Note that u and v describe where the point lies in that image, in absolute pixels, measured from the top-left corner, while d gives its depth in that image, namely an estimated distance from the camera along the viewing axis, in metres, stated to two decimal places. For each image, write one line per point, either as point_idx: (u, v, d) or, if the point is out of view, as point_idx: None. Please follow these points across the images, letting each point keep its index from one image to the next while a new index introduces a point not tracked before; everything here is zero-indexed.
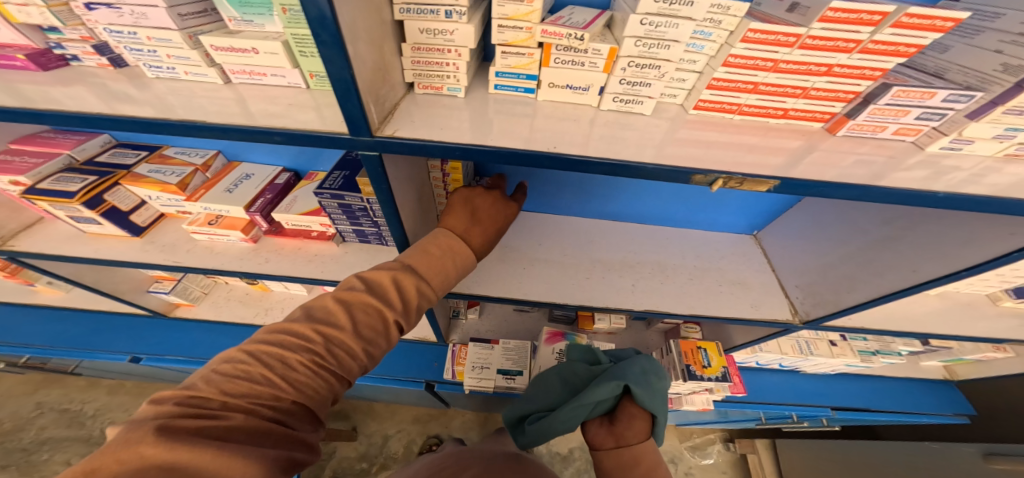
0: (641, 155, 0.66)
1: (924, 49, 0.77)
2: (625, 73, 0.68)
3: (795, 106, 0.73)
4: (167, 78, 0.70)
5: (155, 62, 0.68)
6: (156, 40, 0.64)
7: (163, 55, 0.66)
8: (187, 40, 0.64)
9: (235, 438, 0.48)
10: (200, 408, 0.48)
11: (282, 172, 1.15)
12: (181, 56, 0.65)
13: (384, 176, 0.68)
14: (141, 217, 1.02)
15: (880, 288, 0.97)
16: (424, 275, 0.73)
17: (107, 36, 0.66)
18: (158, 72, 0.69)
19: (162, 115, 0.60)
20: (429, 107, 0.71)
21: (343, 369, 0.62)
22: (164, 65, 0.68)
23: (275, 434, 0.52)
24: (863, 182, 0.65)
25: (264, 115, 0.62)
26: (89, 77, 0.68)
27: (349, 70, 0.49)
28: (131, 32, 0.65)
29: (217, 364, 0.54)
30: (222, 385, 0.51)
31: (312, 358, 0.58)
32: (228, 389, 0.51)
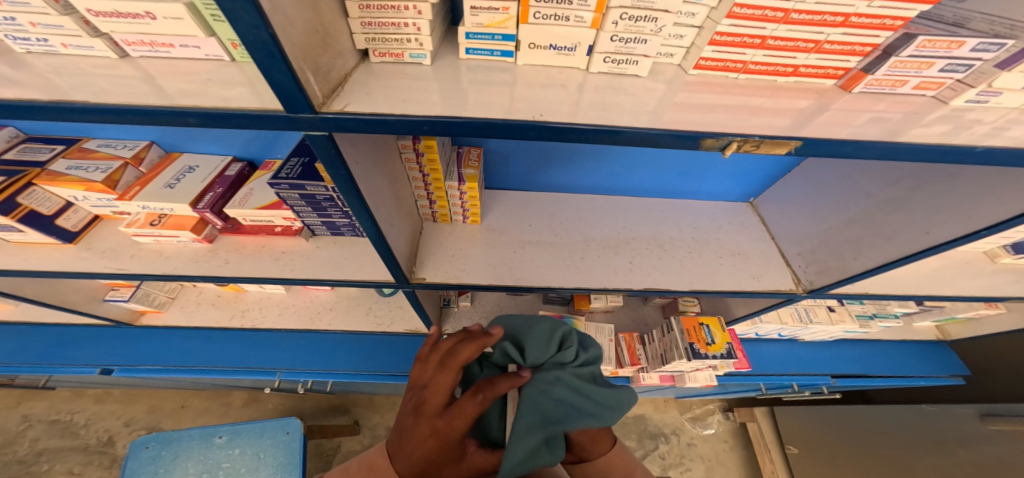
0: (633, 121, 0.58)
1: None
2: (618, 28, 0.58)
3: (806, 62, 0.63)
4: (42, 53, 0.57)
5: (18, 32, 0.54)
6: (10, 4, 0.52)
7: (26, 23, 0.53)
8: (52, 3, 0.52)
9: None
10: None
11: (233, 163, 1.03)
12: (50, 24, 0.53)
13: (341, 161, 0.58)
14: (70, 220, 0.89)
15: (888, 254, 0.91)
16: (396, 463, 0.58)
17: None
18: (27, 45, 0.56)
19: (42, 98, 0.48)
20: (388, 78, 0.60)
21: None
22: (32, 35, 0.55)
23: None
24: (882, 140, 0.57)
25: (177, 93, 0.51)
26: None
27: (265, 29, 0.38)
28: None
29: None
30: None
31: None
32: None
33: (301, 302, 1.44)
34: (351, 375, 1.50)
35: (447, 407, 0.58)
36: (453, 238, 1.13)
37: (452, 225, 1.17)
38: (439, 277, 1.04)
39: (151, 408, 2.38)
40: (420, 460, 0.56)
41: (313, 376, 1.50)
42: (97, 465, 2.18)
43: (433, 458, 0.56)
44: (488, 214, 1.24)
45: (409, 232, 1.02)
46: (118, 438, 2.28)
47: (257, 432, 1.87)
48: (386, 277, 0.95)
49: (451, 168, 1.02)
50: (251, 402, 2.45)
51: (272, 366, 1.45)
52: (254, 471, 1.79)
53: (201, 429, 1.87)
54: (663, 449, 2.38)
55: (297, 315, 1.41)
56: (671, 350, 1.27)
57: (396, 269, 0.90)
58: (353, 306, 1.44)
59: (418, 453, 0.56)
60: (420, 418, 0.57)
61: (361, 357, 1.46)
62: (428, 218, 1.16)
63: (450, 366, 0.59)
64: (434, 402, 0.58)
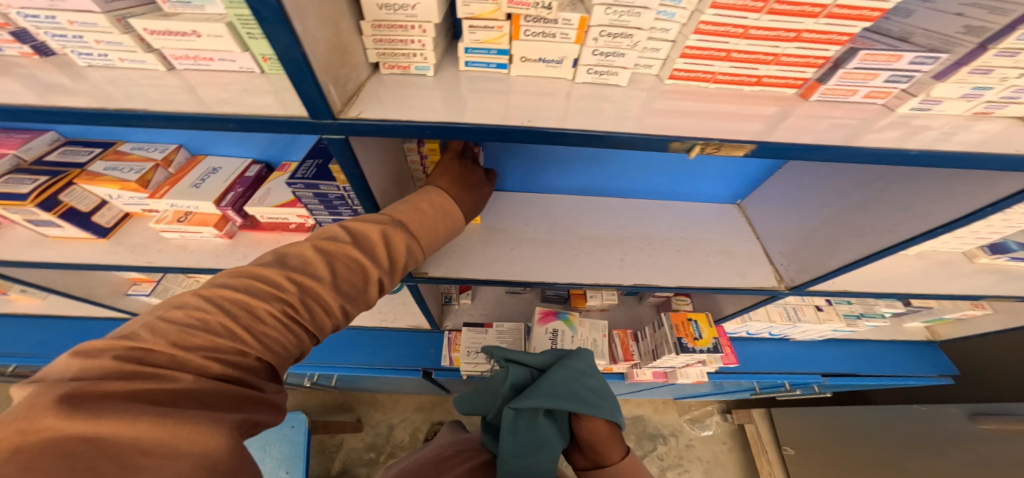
0: (614, 126, 0.65)
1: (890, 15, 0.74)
2: (598, 43, 0.65)
3: (768, 73, 0.70)
4: (101, 66, 0.66)
5: (84, 49, 0.63)
6: (78, 25, 0.60)
7: (91, 40, 0.62)
8: (115, 23, 0.60)
9: (189, 405, 0.39)
10: (140, 363, 0.39)
11: (252, 164, 1.11)
12: (112, 41, 0.62)
13: (353, 159, 0.66)
14: (104, 217, 0.98)
15: (861, 251, 0.97)
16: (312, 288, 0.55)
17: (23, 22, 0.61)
18: (89, 59, 0.65)
19: (103, 105, 0.56)
20: (397, 87, 0.68)
21: (318, 326, 0.56)
22: (94, 51, 0.64)
23: (252, 398, 0.45)
24: (837, 144, 0.64)
25: (215, 101, 0.59)
26: (11, 67, 0.62)
27: (299, 48, 0.46)
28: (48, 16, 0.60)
29: (165, 310, 0.46)
30: (169, 333, 0.43)
31: (284, 308, 0.52)
32: (187, 342, 0.43)
33: None
34: (357, 369, 1.57)
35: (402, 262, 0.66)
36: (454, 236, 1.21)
37: None
38: (441, 271, 1.11)
39: None
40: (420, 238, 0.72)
41: (320, 370, 1.58)
42: None
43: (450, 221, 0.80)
44: (488, 214, 1.31)
45: None
46: None
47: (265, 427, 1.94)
48: None
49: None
50: None
51: None
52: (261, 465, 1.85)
53: None
54: (662, 450, 2.41)
55: None
56: (662, 346, 1.32)
57: None
58: None
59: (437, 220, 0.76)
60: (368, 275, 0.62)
61: (367, 352, 1.54)
62: None
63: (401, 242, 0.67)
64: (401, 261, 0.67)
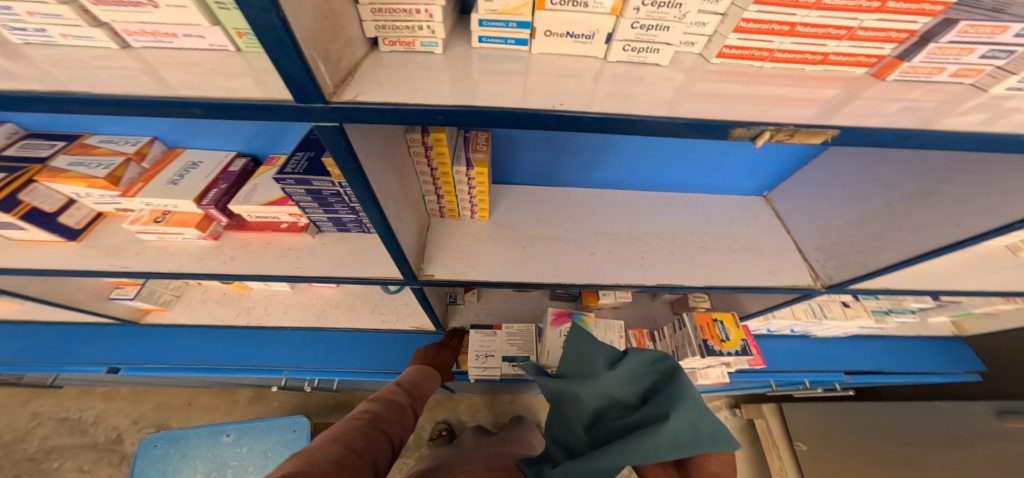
0: (657, 111, 0.55)
1: None
2: (640, 14, 0.55)
3: (837, 50, 0.60)
4: (40, 44, 0.55)
5: (15, 23, 0.52)
6: None
7: (23, 12, 0.50)
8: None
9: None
10: None
11: (237, 158, 1.01)
12: (48, 13, 0.50)
13: (350, 152, 0.56)
14: (73, 218, 0.88)
15: (913, 248, 0.89)
16: None
17: None
18: (23, 36, 0.53)
19: (40, 88, 0.46)
20: (400, 67, 0.58)
21: None
22: (29, 25, 0.52)
23: None
24: (919, 128, 0.54)
25: (180, 84, 0.49)
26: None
27: (276, 12, 0.36)
28: None
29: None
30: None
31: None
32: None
33: (308, 300, 1.42)
34: (358, 373, 1.50)
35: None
36: (461, 234, 1.11)
37: (460, 220, 1.15)
38: (448, 274, 1.01)
39: (158, 406, 2.39)
40: None
41: (319, 374, 1.50)
42: (107, 462, 2.20)
43: None
44: (496, 210, 1.21)
45: (417, 227, 0.99)
46: (127, 435, 2.28)
47: (264, 430, 1.87)
48: (393, 274, 0.93)
49: (457, 152, 0.96)
50: (257, 400, 2.45)
51: (278, 364, 1.45)
52: (261, 470, 1.80)
53: (208, 427, 1.87)
54: None
55: (303, 313, 1.39)
56: (683, 347, 1.25)
57: (404, 265, 0.88)
58: (359, 303, 1.42)
59: None
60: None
61: (368, 355, 1.46)
62: (435, 213, 1.14)
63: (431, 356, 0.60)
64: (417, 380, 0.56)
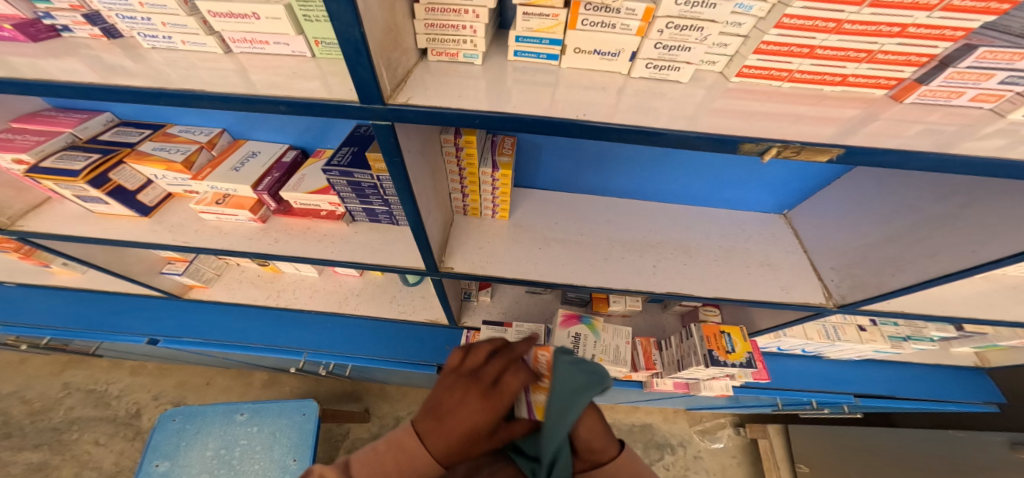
0: (677, 124, 0.61)
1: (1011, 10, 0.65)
2: (662, 36, 0.61)
3: (857, 72, 0.65)
4: (164, 49, 0.65)
5: (150, 31, 0.63)
6: (149, 6, 0.60)
7: (159, 23, 0.62)
8: (182, 4, 0.60)
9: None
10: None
11: (289, 150, 1.11)
12: (177, 23, 0.61)
13: (396, 148, 0.63)
14: (148, 196, 1.00)
15: (927, 272, 0.90)
16: (428, 449, 0.60)
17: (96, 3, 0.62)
18: (153, 42, 0.64)
19: (158, 85, 0.56)
20: (443, 75, 0.65)
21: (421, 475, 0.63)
22: (160, 33, 0.63)
23: None
24: (930, 151, 0.58)
25: (267, 84, 0.58)
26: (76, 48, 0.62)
27: (358, 28, 0.44)
28: None
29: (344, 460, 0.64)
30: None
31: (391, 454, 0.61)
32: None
33: (332, 287, 1.51)
34: (372, 360, 1.58)
35: (494, 390, 0.62)
36: (482, 231, 1.18)
37: (481, 219, 1.21)
38: (467, 267, 1.08)
39: (178, 384, 2.53)
40: (461, 436, 0.60)
41: (337, 359, 1.58)
42: (122, 436, 2.33)
43: (476, 433, 0.60)
44: (516, 211, 1.28)
45: (442, 223, 1.06)
46: (145, 411, 2.42)
47: (276, 411, 1.97)
48: (416, 265, 1.01)
49: (486, 154, 1.03)
50: (271, 383, 2.56)
51: (300, 346, 1.54)
52: (268, 450, 1.87)
53: (224, 406, 1.98)
54: (670, 461, 2.35)
55: (327, 298, 1.48)
56: (689, 357, 1.28)
57: (428, 256, 0.96)
58: (378, 293, 1.50)
59: (460, 427, 0.60)
60: (470, 396, 0.61)
61: (384, 344, 1.53)
62: (459, 211, 1.21)
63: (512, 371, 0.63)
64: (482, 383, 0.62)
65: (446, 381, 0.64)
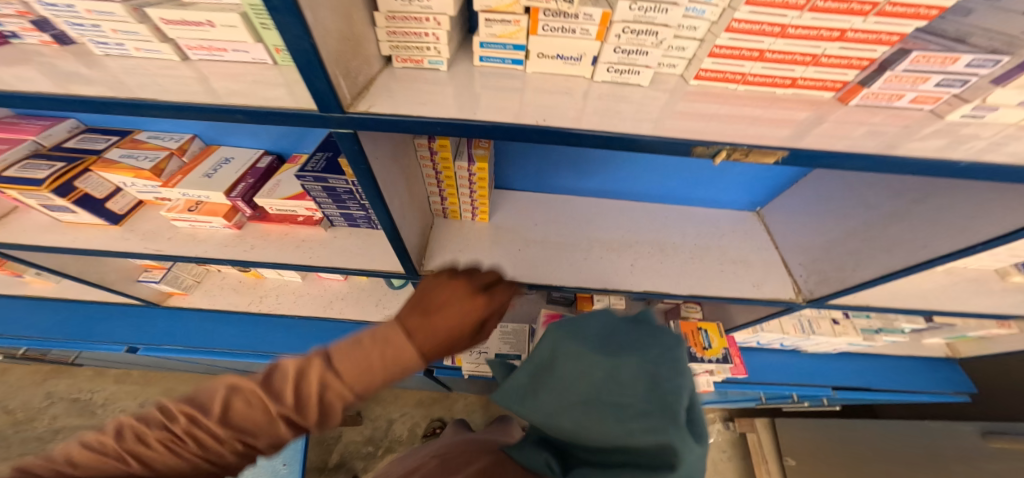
0: (635, 128, 0.62)
1: (944, 13, 0.70)
2: (620, 40, 0.62)
3: (805, 75, 0.66)
4: (117, 55, 0.66)
5: (100, 38, 0.63)
6: (97, 14, 0.59)
7: (109, 30, 0.61)
8: (132, 12, 0.58)
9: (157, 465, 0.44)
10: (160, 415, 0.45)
11: (263, 156, 1.11)
12: (128, 30, 0.60)
13: (362, 155, 0.64)
14: (118, 204, 0.99)
15: (887, 266, 0.93)
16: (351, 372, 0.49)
17: (42, 11, 0.60)
18: (105, 49, 0.64)
19: (115, 94, 0.56)
20: (408, 81, 0.66)
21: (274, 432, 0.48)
22: (110, 40, 0.63)
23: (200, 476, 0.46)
24: (872, 152, 0.60)
25: (227, 93, 0.58)
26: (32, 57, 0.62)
27: (308, 40, 0.44)
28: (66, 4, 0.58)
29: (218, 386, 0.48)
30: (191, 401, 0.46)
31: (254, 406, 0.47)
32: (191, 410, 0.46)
33: (316, 291, 1.51)
34: None
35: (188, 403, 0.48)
36: (462, 234, 1.19)
37: (461, 221, 1.22)
38: (446, 270, 1.09)
39: (165, 391, 2.50)
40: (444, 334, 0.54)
41: None
42: None
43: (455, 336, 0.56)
44: (496, 213, 1.28)
45: (420, 227, 1.07)
46: None
47: None
48: (395, 268, 1.01)
49: (461, 149, 1.00)
50: None
51: (284, 351, 1.53)
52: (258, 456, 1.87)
53: None
54: None
55: (311, 303, 1.48)
56: None
57: (406, 260, 0.96)
58: (362, 296, 1.50)
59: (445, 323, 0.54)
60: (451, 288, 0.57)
61: None
62: (439, 214, 1.22)
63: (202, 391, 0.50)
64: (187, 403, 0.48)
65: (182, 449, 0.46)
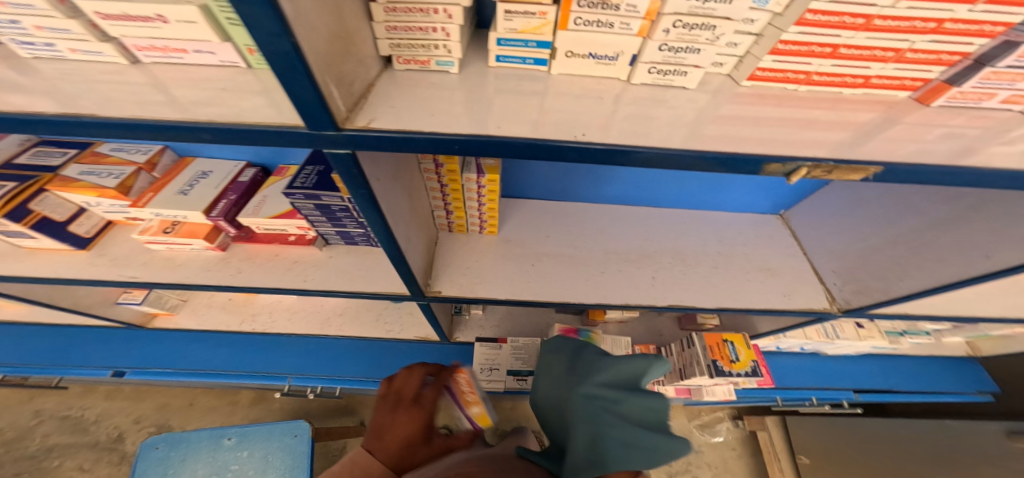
0: (686, 139, 0.52)
1: None
2: (669, 36, 0.52)
3: (880, 72, 0.57)
4: (49, 58, 0.54)
5: (23, 37, 0.50)
6: (11, 7, 0.46)
7: (30, 27, 0.48)
8: (57, 5, 0.47)
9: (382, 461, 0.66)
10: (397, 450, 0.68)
11: (247, 168, 0.99)
12: (56, 28, 0.48)
13: (362, 178, 0.54)
14: (83, 227, 0.87)
15: (941, 278, 0.85)
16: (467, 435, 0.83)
17: None
18: (32, 50, 0.52)
19: (47, 109, 0.45)
20: (414, 87, 0.55)
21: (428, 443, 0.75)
22: (37, 40, 0.50)
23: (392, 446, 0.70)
24: (966, 163, 0.51)
25: (190, 103, 0.47)
26: None
27: (288, 37, 0.34)
28: None
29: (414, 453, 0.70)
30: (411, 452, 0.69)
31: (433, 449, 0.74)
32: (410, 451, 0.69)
33: (311, 307, 1.41)
34: (360, 381, 1.49)
35: (418, 398, 0.78)
36: (469, 248, 1.09)
37: (468, 235, 1.12)
38: (455, 290, 0.99)
39: (160, 406, 2.40)
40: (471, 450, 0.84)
41: (321, 381, 1.49)
42: (106, 461, 2.23)
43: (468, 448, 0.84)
44: (505, 224, 1.19)
45: (425, 243, 0.97)
46: (128, 435, 2.30)
47: (265, 434, 1.87)
48: (399, 290, 0.92)
49: (467, 158, 0.91)
50: (259, 400, 2.46)
51: (280, 371, 1.43)
52: (262, 474, 1.79)
53: (211, 430, 1.88)
54: None
55: (307, 320, 1.38)
56: (691, 366, 1.22)
57: (412, 283, 0.86)
58: (362, 311, 1.40)
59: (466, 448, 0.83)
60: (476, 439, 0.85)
61: (369, 364, 1.44)
62: (443, 227, 1.12)
63: (413, 369, 0.83)
64: (408, 394, 0.78)
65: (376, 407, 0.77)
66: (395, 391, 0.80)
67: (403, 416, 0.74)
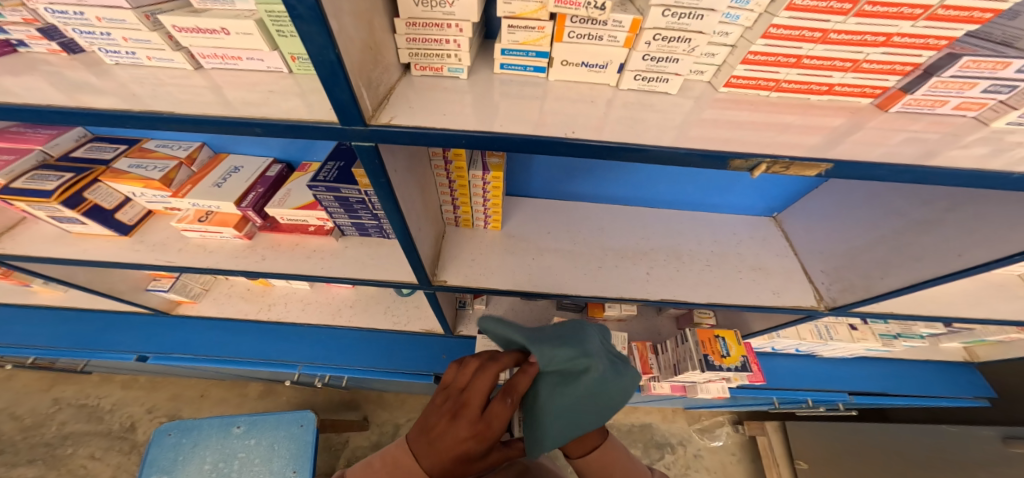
0: (666, 138, 0.59)
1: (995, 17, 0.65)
2: (650, 48, 0.60)
3: (842, 81, 0.64)
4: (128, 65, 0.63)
5: (111, 46, 0.61)
6: (107, 21, 0.58)
7: (119, 38, 0.59)
8: (144, 19, 0.57)
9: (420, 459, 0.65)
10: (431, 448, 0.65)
11: (273, 164, 1.09)
12: (140, 38, 0.59)
13: (381, 169, 0.62)
14: (127, 214, 0.97)
15: (915, 275, 0.90)
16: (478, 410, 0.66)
17: (50, 18, 0.59)
18: (116, 57, 0.62)
19: (127, 106, 0.54)
20: (429, 90, 0.64)
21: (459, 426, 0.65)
22: (122, 49, 0.61)
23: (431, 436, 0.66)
24: (917, 162, 0.57)
25: (242, 103, 0.56)
26: (41, 66, 0.60)
27: (333, 50, 0.42)
28: (76, 11, 0.58)
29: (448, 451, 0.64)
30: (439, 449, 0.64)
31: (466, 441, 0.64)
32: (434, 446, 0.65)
33: (324, 299, 1.48)
34: (368, 371, 1.56)
35: (482, 413, 0.64)
36: (474, 243, 1.17)
37: (473, 230, 1.20)
38: (460, 280, 1.07)
39: (172, 397, 2.49)
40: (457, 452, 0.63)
41: (331, 371, 1.56)
42: (117, 450, 2.29)
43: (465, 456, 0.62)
44: (508, 221, 1.26)
45: (433, 236, 1.04)
46: (140, 424, 2.38)
47: (273, 424, 1.94)
48: (408, 278, 0.99)
49: (473, 157, 0.99)
50: (267, 394, 2.53)
51: (294, 359, 1.51)
52: (267, 463, 1.85)
53: (222, 419, 1.95)
54: (670, 460, 2.35)
55: (319, 311, 1.46)
56: (685, 361, 1.27)
57: (420, 271, 0.93)
58: (371, 304, 1.48)
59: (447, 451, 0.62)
60: (459, 419, 0.63)
61: (378, 355, 1.51)
62: (450, 222, 1.20)
63: (484, 369, 0.66)
64: (471, 405, 0.64)
65: (435, 401, 0.69)
66: (458, 390, 0.67)
67: (456, 425, 0.63)
